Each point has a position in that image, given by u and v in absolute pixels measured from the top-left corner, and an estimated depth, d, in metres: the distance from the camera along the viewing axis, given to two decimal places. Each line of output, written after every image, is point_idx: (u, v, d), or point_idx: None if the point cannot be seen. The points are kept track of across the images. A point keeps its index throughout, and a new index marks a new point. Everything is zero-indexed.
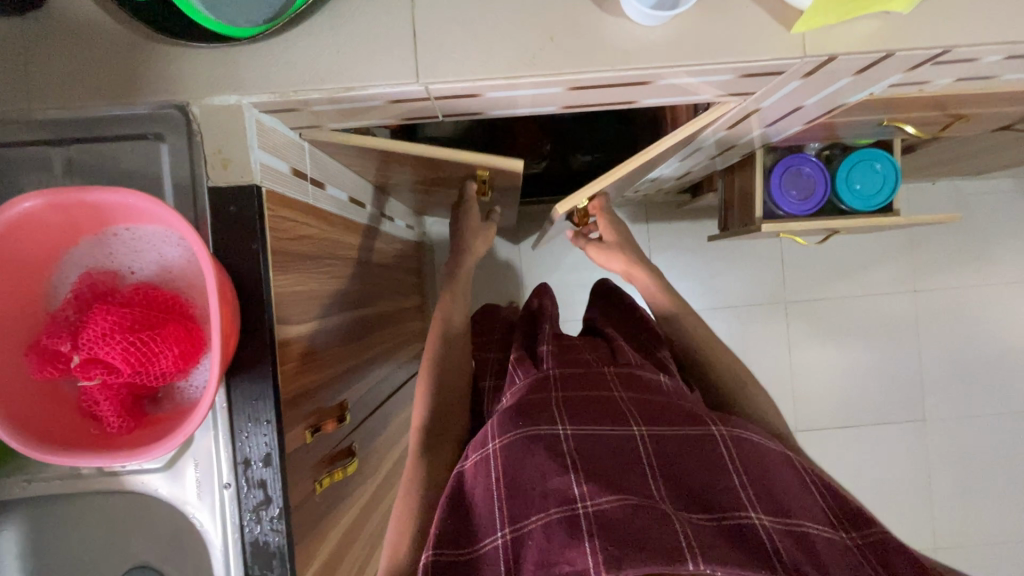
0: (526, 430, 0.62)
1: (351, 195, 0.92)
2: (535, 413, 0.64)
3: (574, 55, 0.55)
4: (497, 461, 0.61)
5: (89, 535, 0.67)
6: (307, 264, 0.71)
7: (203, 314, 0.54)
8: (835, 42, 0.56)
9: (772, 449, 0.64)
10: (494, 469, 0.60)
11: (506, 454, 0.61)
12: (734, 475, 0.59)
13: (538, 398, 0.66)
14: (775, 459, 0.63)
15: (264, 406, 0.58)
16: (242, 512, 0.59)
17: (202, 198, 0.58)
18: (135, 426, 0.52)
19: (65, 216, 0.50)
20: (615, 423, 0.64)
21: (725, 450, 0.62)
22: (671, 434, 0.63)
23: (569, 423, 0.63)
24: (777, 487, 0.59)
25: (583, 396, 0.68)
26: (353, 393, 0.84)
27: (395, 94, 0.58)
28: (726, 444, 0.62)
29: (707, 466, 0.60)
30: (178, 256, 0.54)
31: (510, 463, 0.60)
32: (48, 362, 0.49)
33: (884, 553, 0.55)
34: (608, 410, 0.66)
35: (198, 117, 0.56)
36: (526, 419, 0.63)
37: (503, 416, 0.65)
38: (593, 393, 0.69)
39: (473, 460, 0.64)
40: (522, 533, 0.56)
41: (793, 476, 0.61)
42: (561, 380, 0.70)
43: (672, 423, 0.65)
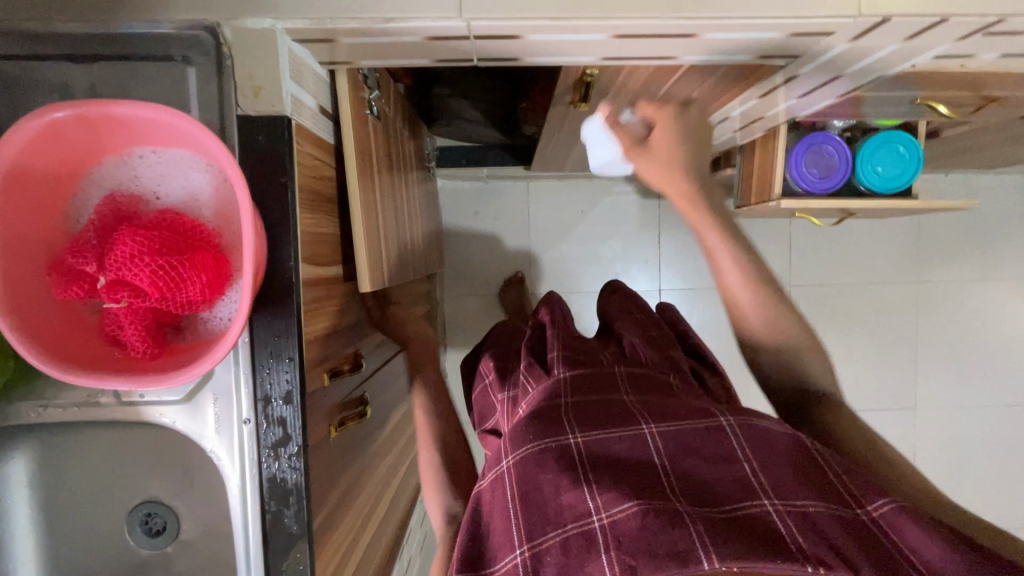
0: (536, 441, 0.59)
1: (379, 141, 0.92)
2: (543, 419, 0.61)
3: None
4: (511, 477, 0.58)
5: (106, 464, 0.67)
6: (329, 207, 0.69)
7: (230, 245, 0.52)
8: (892, 2, 0.54)
9: (779, 430, 0.57)
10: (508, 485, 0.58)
11: (516, 467, 0.58)
12: (744, 466, 0.55)
13: (546, 403, 0.63)
14: (785, 443, 0.56)
15: (287, 343, 0.57)
16: (260, 449, 0.59)
17: (230, 126, 0.56)
18: (159, 355, 0.51)
19: (93, 131, 0.48)
20: (623, 422, 0.60)
21: (734, 439, 0.57)
22: (681, 427, 0.59)
23: (578, 429, 0.59)
24: (791, 473, 0.53)
25: (592, 397, 0.64)
26: (366, 344, 0.84)
27: (434, 30, 0.56)
28: (735, 433, 0.57)
29: (715, 456, 0.56)
30: (205, 182, 0.52)
31: (522, 475, 0.57)
32: (73, 283, 0.48)
33: (897, 521, 0.48)
34: (615, 410, 0.62)
35: (229, 40, 0.54)
36: (535, 429, 0.60)
37: (513, 428, 0.62)
38: (598, 396, 0.64)
39: (489, 477, 0.62)
40: (541, 549, 0.53)
41: (806, 458, 0.55)
42: (568, 382, 0.66)
43: (678, 415, 0.60)
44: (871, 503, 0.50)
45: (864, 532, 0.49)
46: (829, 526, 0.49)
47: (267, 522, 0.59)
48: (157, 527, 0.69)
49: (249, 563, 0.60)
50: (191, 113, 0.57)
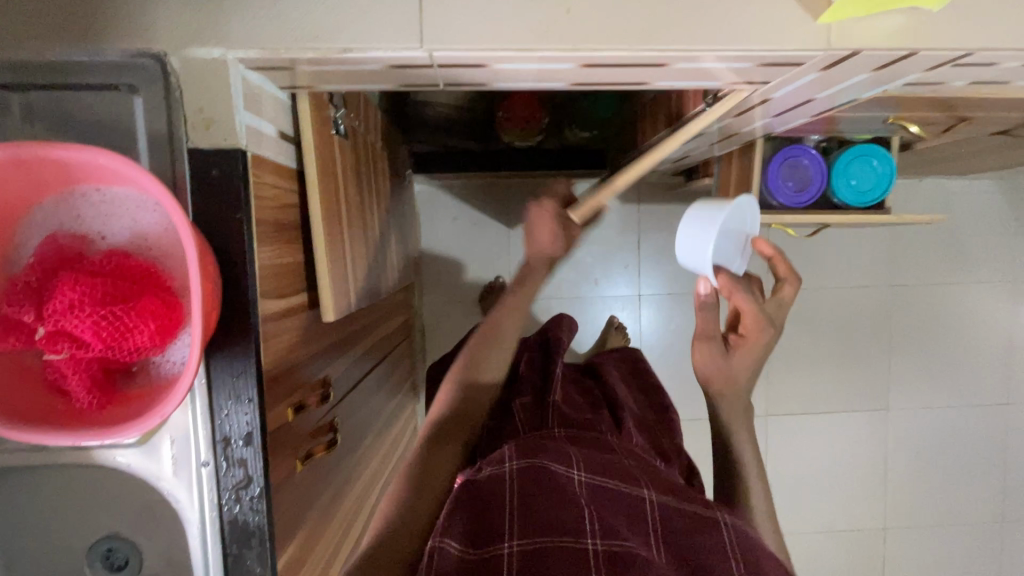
0: (477, 551, 0.59)
1: (363, 156, 0.90)
2: (485, 529, 0.61)
3: (591, 29, 0.52)
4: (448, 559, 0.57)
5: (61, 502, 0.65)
6: (292, 236, 0.67)
7: (182, 288, 0.50)
8: (861, 36, 0.54)
9: (713, 535, 0.62)
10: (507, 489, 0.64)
11: (523, 483, 0.64)
12: (724, 542, 0.61)
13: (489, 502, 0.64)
14: (714, 546, 0.61)
15: (246, 383, 0.56)
16: (221, 491, 0.57)
17: (181, 160, 0.53)
18: (108, 404, 0.49)
19: (28, 172, 0.45)
20: (563, 532, 0.60)
21: (725, 530, 0.62)
22: (617, 533, 0.60)
23: (587, 474, 0.67)
24: None
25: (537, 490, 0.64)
26: (336, 368, 0.82)
27: (395, 59, 0.54)
28: (730, 530, 0.62)
29: (699, 529, 0.63)
30: (154, 222, 0.50)
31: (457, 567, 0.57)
32: (10, 332, 0.45)
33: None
34: (559, 511, 0.62)
35: (177, 70, 0.51)
36: (478, 541, 0.60)
37: (455, 517, 0.62)
38: (543, 488, 0.64)
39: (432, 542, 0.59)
40: None
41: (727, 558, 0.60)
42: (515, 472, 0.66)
43: (678, 495, 0.67)
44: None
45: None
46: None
47: (229, 564, 0.58)
48: (118, 562, 0.67)
49: None
50: (139, 145, 0.54)
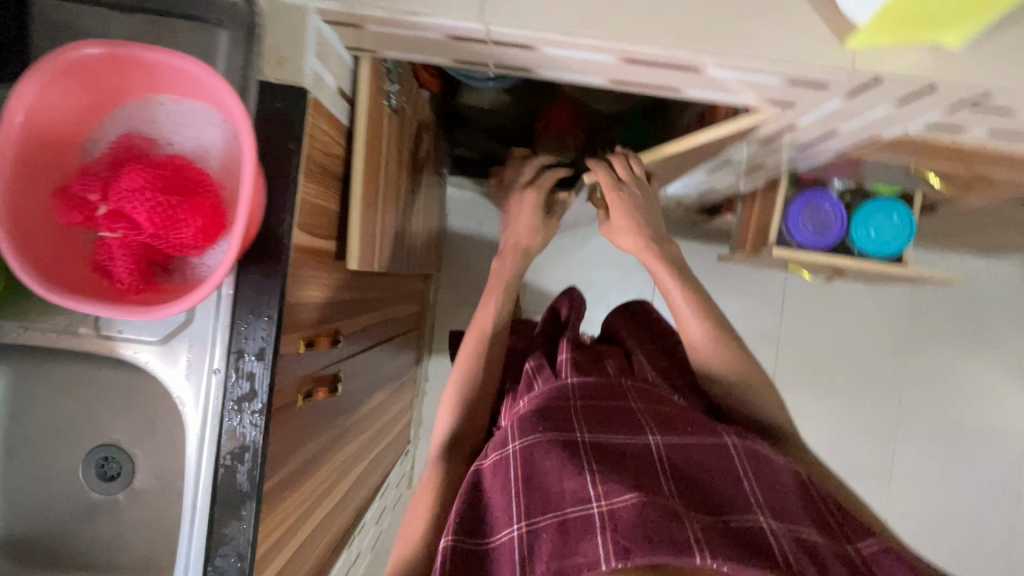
0: (523, 464, 0.62)
1: (406, 139, 0.95)
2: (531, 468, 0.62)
3: (636, 25, 0.57)
4: (516, 462, 0.63)
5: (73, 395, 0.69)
6: (332, 185, 0.72)
7: (230, 198, 0.55)
8: (883, 64, 0.58)
9: (736, 449, 0.64)
10: (511, 468, 0.63)
11: (524, 455, 0.63)
12: (739, 469, 0.62)
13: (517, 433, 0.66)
14: (746, 459, 0.63)
15: (269, 301, 0.59)
16: (226, 401, 0.60)
17: (250, 91, 0.58)
18: (144, 291, 0.53)
19: (120, 70, 0.51)
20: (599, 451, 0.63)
21: (738, 459, 0.63)
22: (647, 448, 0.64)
23: (589, 432, 0.64)
24: (769, 481, 0.62)
25: (555, 421, 0.65)
26: (348, 325, 0.86)
27: (454, 31, 0.59)
28: (738, 455, 0.63)
29: (714, 467, 0.63)
30: (217, 138, 0.55)
31: (525, 463, 0.62)
32: (76, 208, 0.50)
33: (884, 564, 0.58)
34: (598, 447, 0.63)
35: (263, 11, 0.58)
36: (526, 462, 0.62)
37: (497, 450, 0.66)
38: (561, 423, 0.65)
39: (492, 457, 0.66)
40: (537, 528, 0.58)
41: (753, 461, 0.63)
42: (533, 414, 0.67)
43: (683, 430, 0.66)
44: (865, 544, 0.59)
45: (850, 562, 0.57)
46: (813, 547, 0.57)
47: (219, 476, 0.60)
48: (112, 472, 0.73)
49: (195, 515, 0.60)
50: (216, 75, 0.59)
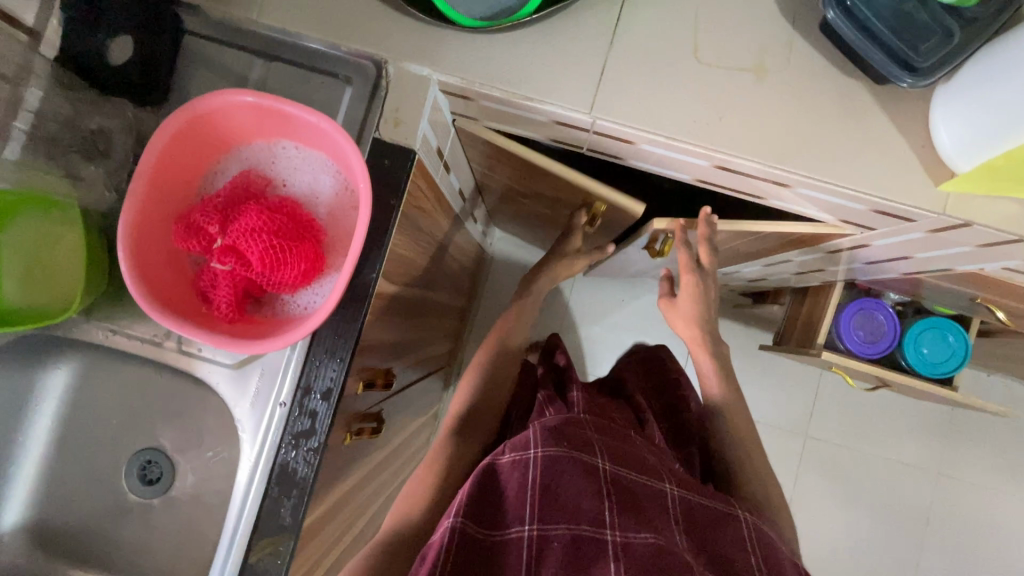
0: (549, 465, 0.62)
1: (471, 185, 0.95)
2: (558, 476, 0.61)
3: (737, 138, 0.59)
4: (536, 465, 0.62)
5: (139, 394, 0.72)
6: (413, 234, 0.75)
7: (330, 244, 0.58)
8: (974, 211, 0.59)
9: (748, 522, 0.64)
10: (530, 472, 0.61)
11: (547, 463, 0.62)
12: (744, 534, 0.63)
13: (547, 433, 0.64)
14: (754, 535, 0.63)
15: (344, 344, 0.61)
16: (285, 433, 0.61)
17: (364, 145, 0.63)
18: (236, 322, 0.55)
19: (257, 116, 0.55)
20: (620, 476, 0.63)
21: (745, 526, 0.64)
22: (664, 493, 0.64)
23: (609, 460, 0.64)
24: (775, 557, 0.62)
25: (579, 439, 0.65)
26: (397, 365, 0.87)
27: (562, 118, 0.63)
28: (749, 526, 0.64)
29: (726, 533, 0.63)
30: (329, 186, 0.58)
31: (548, 469, 0.61)
32: (194, 236, 0.54)
33: None
34: (619, 478, 0.63)
35: (389, 75, 0.62)
36: (552, 466, 0.61)
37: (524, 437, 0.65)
38: (583, 445, 0.64)
39: (509, 455, 0.64)
40: (547, 535, 0.58)
41: (762, 536, 0.64)
42: (559, 424, 0.66)
43: (699, 487, 0.66)
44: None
45: None
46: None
47: (263, 507, 0.61)
48: (152, 475, 0.75)
49: (234, 541, 0.61)
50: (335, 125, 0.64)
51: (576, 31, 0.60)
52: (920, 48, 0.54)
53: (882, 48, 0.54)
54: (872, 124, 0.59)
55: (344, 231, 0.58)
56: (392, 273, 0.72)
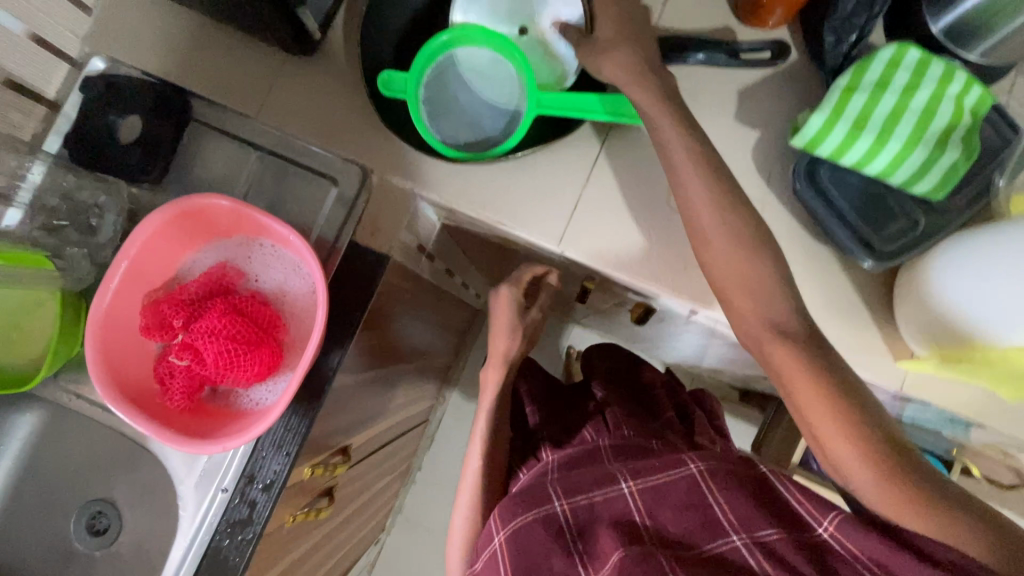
0: (512, 542, 0.59)
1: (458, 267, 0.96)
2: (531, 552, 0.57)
3: (698, 290, 0.61)
4: (504, 551, 0.59)
5: (98, 445, 0.75)
6: (383, 322, 0.76)
7: (291, 343, 0.59)
8: (935, 391, 0.58)
9: (705, 474, 0.59)
10: (503, 559, 0.59)
11: (511, 541, 0.59)
12: (708, 497, 0.57)
13: (507, 512, 0.63)
14: (717, 485, 0.58)
15: (293, 438, 0.62)
16: (223, 520, 0.62)
17: (341, 244, 0.64)
18: (187, 412, 0.57)
19: (238, 218, 0.58)
20: (579, 509, 0.60)
21: (707, 485, 0.58)
22: (619, 494, 0.60)
23: (565, 498, 0.61)
24: (744, 491, 0.57)
25: (533, 496, 0.63)
26: (359, 440, 0.87)
27: (533, 242, 0.65)
28: (706, 478, 0.58)
29: (684, 501, 0.57)
30: (299, 286, 0.60)
31: (513, 547, 0.59)
32: (159, 328, 0.56)
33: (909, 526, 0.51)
34: (580, 515, 0.60)
35: (372, 184, 0.64)
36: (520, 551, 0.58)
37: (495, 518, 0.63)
38: (538, 500, 0.62)
39: (483, 556, 0.62)
40: None
41: (725, 483, 0.58)
42: (514, 499, 0.63)
43: (652, 465, 0.62)
44: (828, 519, 0.52)
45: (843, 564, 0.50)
46: (786, 551, 0.51)
47: None
48: (99, 526, 0.76)
49: None
50: (315, 223, 0.65)
51: (555, 164, 0.62)
52: (880, 233, 0.55)
53: (845, 227, 0.55)
54: (838, 290, 0.59)
55: (307, 331, 0.60)
56: (358, 361, 0.73)
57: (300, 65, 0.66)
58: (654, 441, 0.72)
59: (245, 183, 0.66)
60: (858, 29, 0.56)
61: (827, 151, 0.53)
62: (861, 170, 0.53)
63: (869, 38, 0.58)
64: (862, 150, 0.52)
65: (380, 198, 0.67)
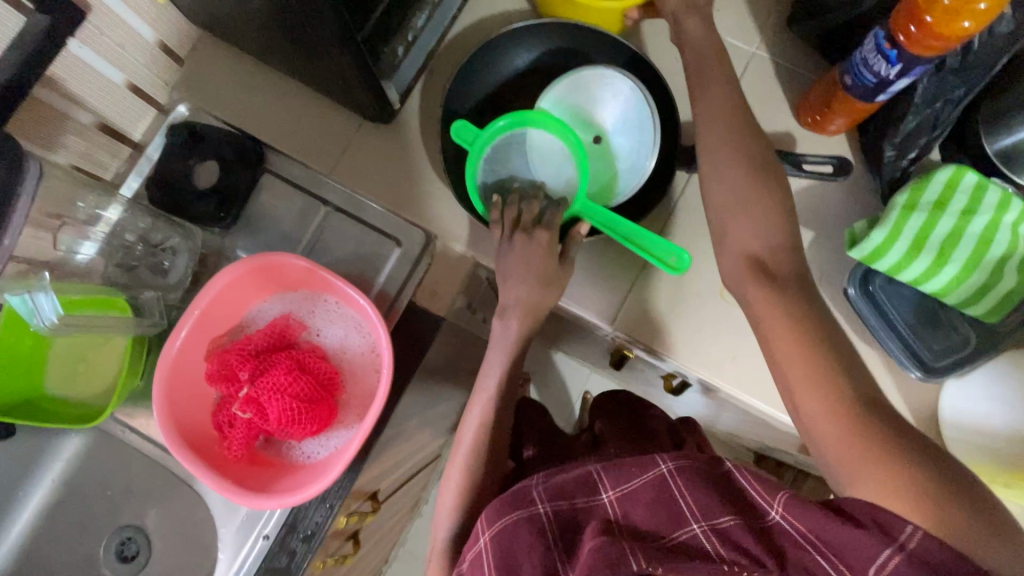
0: (497, 545, 0.50)
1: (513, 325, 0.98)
2: (515, 559, 0.48)
3: (743, 380, 0.65)
4: (486, 560, 0.50)
5: (138, 472, 0.76)
6: (426, 374, 0.78)
7: (345, 400, 0.61)
8: None
9: (690, 478, 0.48)
10: (485, 565, 0.49)
11: (496, 545, 0.50)
12: (683, 499, 0.46)
13: (491, 514, 0.53)
14: (704, 493, 0.46)
15: (337, 492, 0.63)
16: (260, 567, 0.62)
17: (399, 304, 0.66)
18: (242, 461, 0.59)
19: (308, 276, 0.61)
20: (561, 509, 0.51)
21: (674, 483, 0.48)
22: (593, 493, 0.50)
23: (548, 502, 0.51)
24: (732, 491, 0.47)
25: (520, 495, 0.53)
26: (385, 483, 0.88)
27: (585, 318, 0.68)
28: (678, 475, 0.48)
29: (658, 500, 0.47)
30: (358, 344, 0.62)
31: (499, 555, 0.49)
32: (225, 378, 0.59)
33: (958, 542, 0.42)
34: (563, 517, 0.50)
35: (434, 248, 0.67)
36: (504, 560, 0.49)
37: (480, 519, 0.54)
38: (520, 498, 0.52)
39: (465, 560, 0.52)
40: None
41: (708, 489, 0.46)
42: (494, 505, 0.53)
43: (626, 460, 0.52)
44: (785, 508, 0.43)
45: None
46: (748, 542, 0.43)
47: None
48: (128, 553, 0.77)
49: None
50: (376, 280, 0.67)
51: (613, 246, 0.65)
52: (931, 346, 0.56)
53: (896, 337, 0.57)
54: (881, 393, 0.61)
55: (363, 389, 0.61)
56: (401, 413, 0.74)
57: (374, 130, 0.70)
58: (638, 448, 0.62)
59: (311, 236, 0.69)
60: (918, 146, 0.58)
61: (885, 266, 0.55)
62: (918, 287, 0.55)
63: (925, 156, 0.60)
64: (920, 269, 0.54)
65: (439, 262, 0.69)
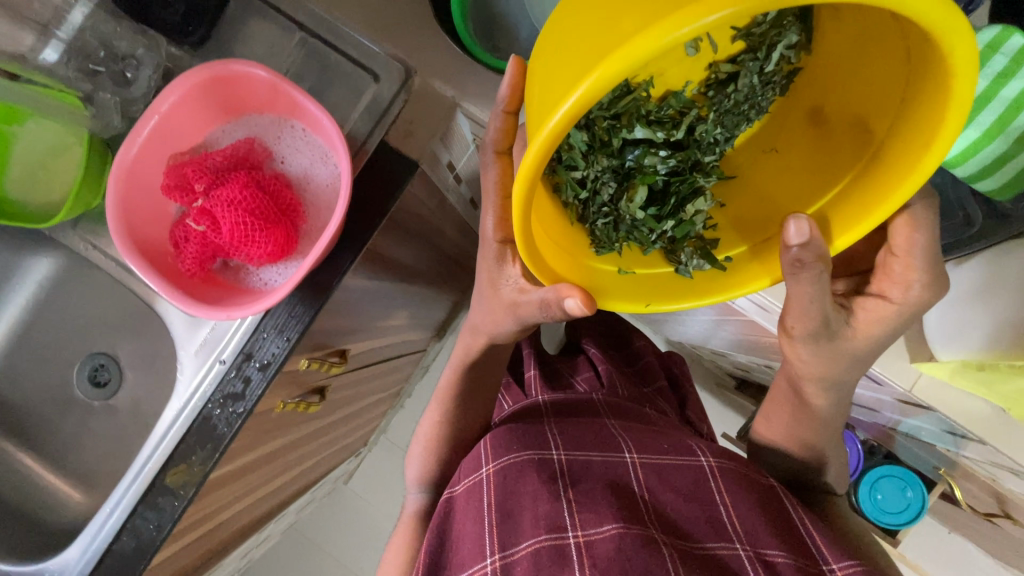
0: (511, 468, 0.56)
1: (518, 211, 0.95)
2: (522, 495, 0.54)
3: None
4: (489, 485, 0.56)
5: (112, 301, 0.77)
6: (400, 233, 0.75)
7: (308, 231, 0.59)
8: (944, 400, 0.58)
9: (731, 478, 0.56)
10: (486, 494, 0.55)
11: (499, 477, 0.56)
12: (715, 494, 0.54)
13: (511, 441, 0.59)
14: (740, 500, 0.53)
15: (295, 325, 0.62)
16: (218, 389, 0.63)
17: (371, 141, 0.62)
18: (197, 277, 0.57)
19: (274, 92, 0.56)
20: (580, 464, 0.57)
21: (714, 482, 0.55)
22: (615, 459, 0.58)
23: (564, 450, 0.58)
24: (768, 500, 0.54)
25: (534, 429, 0.60)
26: (357, 347, 0.88)
27: None
28: (716, 474, 0.56)
29: (689, 487, 0.55)
30: (325, 175, 0.59)
31: (502, 482, 0.55)
32: (180, 190, 0.56)
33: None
34: (582, 470, 0.57)
35: (413, 86, 0.62)
36: (512, 491, 0.55)
37: (492, 436, 0.60)
38: (535, 437, 0.59)
39: (463, 484, 0.59)
40: (510, 561, 0.51)
41: (743, 496, 0.54)
42: (511, 435, 0.60)
43: (659, 445, 0.59)
44: (838, 560, 0.49)
45: None
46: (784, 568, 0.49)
47: (176, 450, 0.64)
48: (101, 379, 0.79)
49: (139, 474, 0.64)
50: (351, 116, 0.63)
51: None
52: None
53: None
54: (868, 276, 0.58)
55: (326, 219, 0.59)
56: (372, 267, 0.72)
57: None
58: (644, 408, 0.72)
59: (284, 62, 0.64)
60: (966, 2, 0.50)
61: None
62: None
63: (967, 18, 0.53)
64: None
65: (418, 105, 0.65)
